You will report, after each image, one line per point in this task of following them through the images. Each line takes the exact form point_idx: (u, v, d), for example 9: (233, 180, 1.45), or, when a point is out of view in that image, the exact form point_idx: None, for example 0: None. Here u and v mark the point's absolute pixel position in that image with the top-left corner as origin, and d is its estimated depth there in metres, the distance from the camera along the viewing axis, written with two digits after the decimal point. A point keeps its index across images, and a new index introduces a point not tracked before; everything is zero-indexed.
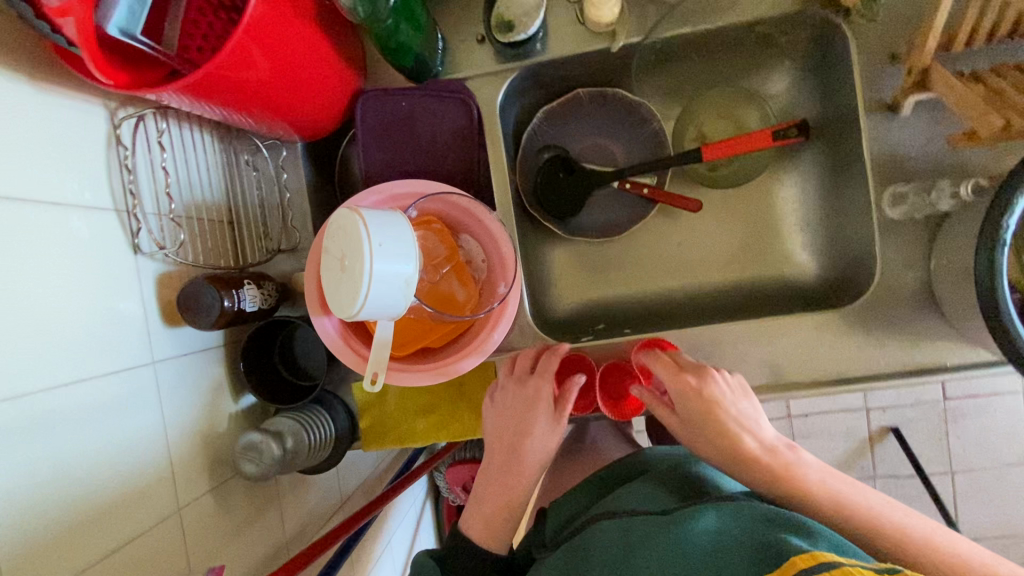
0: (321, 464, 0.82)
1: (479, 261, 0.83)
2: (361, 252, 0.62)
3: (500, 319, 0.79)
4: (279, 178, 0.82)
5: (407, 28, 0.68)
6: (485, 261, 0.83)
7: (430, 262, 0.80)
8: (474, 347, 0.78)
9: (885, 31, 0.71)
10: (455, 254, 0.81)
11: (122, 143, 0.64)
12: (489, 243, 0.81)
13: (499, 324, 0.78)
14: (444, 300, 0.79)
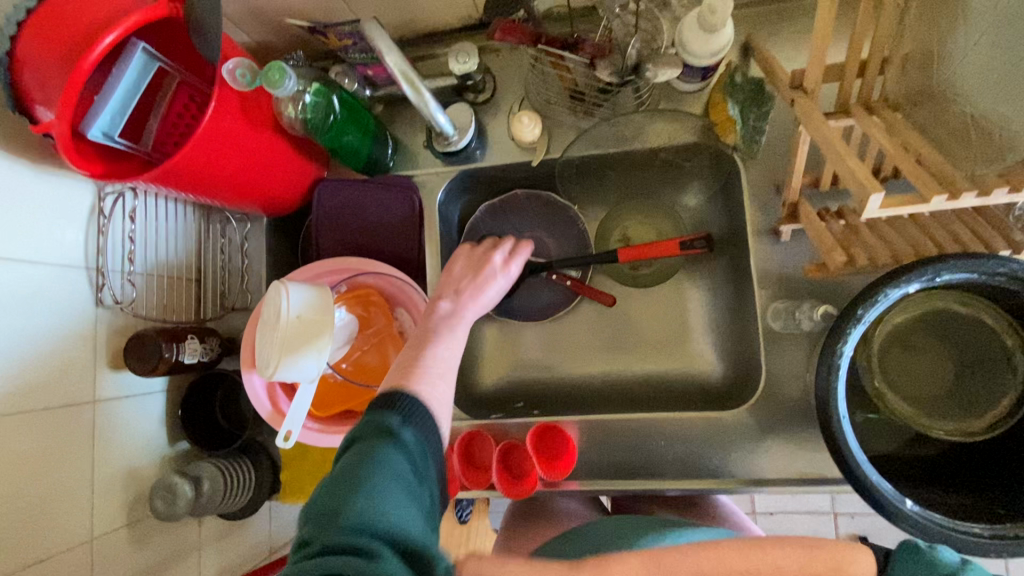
0: (241, 511, 0.88)
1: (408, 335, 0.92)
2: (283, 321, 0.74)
3: None
4: (242, 246, 0.92)
5: (353, 137, 0.81)
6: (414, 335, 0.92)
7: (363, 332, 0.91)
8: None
9: (770, 166, 0.81)
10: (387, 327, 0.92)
11: (102, 214, 0.76)
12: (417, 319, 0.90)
13: None
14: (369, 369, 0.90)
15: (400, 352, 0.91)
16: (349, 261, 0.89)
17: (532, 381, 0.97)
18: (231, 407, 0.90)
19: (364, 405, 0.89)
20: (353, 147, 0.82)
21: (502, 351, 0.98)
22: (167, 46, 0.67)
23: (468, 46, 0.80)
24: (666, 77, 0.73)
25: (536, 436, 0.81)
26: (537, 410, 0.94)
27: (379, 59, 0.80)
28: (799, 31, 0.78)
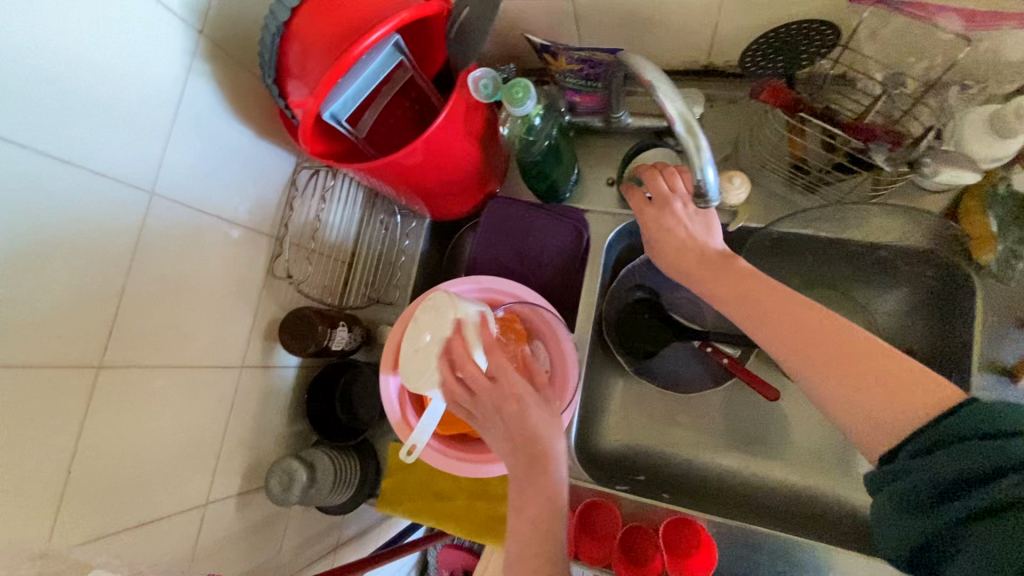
0: (337, 507, 0.84)
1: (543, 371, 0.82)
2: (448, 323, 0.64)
3: None
4: (401, 242, 0.90)
5: (550, 163, 0.77)
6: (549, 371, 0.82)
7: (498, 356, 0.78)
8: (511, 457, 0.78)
9: (1013, 297, 0.70)
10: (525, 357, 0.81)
11: (294, 186, 0.78)
12: (560, 361, 0.81)
13: None
14: None
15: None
16: (504, 282, 0.83)
17: (658, 456, 0.87)
18: (351, 397, 0.86)
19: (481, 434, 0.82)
20: (547, 173, 0.78)
21: (631, 415, 0.90)
22: (409, 41, 0.66)
23: (694, 93, 0.75)
24: (946, 178, 0.63)
25: (668, 525, 0.73)
26: (663, 493, 0.83)
27: (596, 88, 0.76)
28: None
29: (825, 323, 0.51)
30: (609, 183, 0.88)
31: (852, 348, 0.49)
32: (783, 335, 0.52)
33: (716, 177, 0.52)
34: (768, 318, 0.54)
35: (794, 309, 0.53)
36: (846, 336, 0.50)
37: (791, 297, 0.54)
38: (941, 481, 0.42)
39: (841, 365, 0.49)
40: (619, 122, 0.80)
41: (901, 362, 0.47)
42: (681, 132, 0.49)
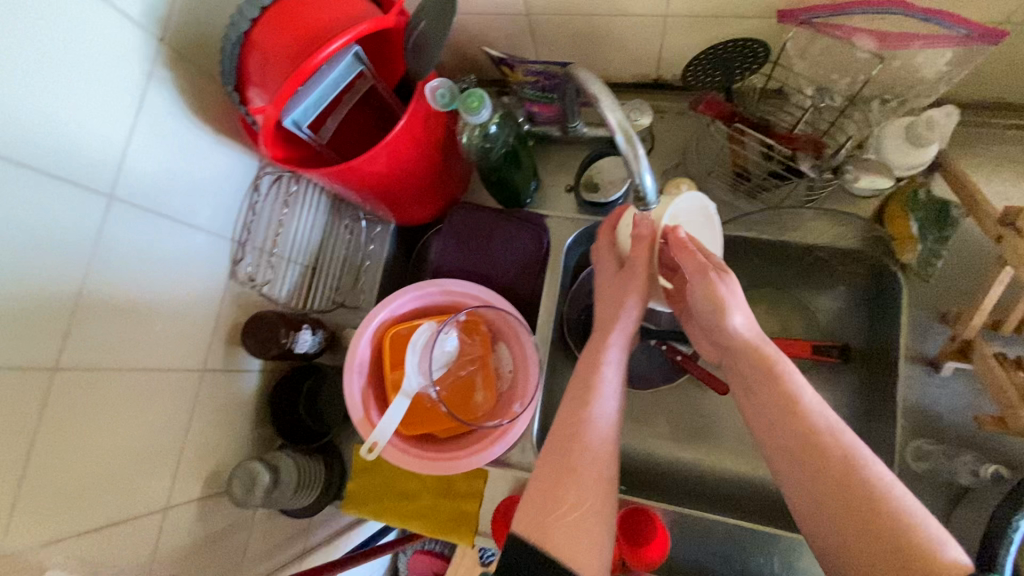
0: (301, 509, 0.85)
1: (506, 371, 0.87)
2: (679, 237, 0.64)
3: (503, 435, 0.80)
4: (366, 247, 0.94)
5: (510, 168, 0.80)
6: (512, 371, 0.86)
7: (462, 357, 0.86)
8: (474, 455, 0.79)
9: (934, 293, 0.76)
10: (487, 358, 0.86)
11: (258, 191, 0.79)
12: (521, 361, 0.85)
13: (501, 438, 0.79)
14: (462, 397, 0.85)
15: (492, 387, 0.86)
16: (464, 284, 0.85)
17: (617, 450, 0.91)
18: (316, 404, 0.87)
19: (447, 433, 0.84)
20: (506, 178, 0.81)
21: None
22: (369, 52, 0.69)
23: (641, 104, 0.78)
24: (864, 184, 0.68)
25: (624, 517, 0.75)
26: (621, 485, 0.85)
27: (551, 99, 0.80)
28: (993, 164, 0.75)
29: (826, 439, 0.49)
30: (569, 189, 0.92)
31: (860, 506, 0.45)
32: (803, 488, 0.49)
33: (653, 181, 0.56)
34: (778, 449, 0.51)
35: (817, 450, 0.49)
36: (857, 495, 0.45)
37: (801, 425, 0.50)
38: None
39: (822, 493, 0.47)
40: (575, 132, 0.84)
41: (904, 533, 0.43)
42: (622, 143, 0.53)
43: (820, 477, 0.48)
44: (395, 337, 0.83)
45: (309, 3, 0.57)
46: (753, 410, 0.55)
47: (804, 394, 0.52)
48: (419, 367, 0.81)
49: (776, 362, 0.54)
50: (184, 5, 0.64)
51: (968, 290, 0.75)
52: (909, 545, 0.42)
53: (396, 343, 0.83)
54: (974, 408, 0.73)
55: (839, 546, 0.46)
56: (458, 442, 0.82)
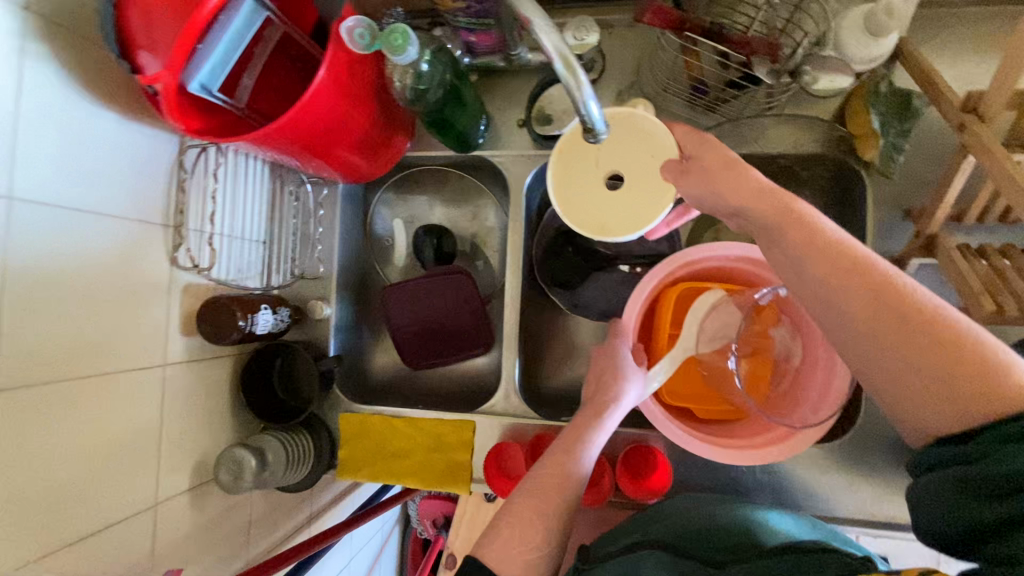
0: (296, 485, 0.86)
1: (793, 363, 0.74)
2: (613, 151, 0.67)
3: (791, 439, 0.69)
4: (316, 213, 0.89)
5: (453, 109, 0.74)
6: (799, 366, 0.74)
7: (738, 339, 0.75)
8: (763, 447, 0.71)
9: (900, 189, 0.75)
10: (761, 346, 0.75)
11: (183, 167, 0.73)
12: (809, 348, 0.72)
13: (791, 438, 0.69)
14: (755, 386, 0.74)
15: (766, 382, 0.74)
16: (731, 249, 0.76)
17: None
18: (291, 379, 0.86)
19: (707, 416, 0.78)
20: (451, 121, 0.75)
21: (573, 350, 0.92)
22: None
23: (588, 20, 0.73)
24: (825, 85, 0.65)
25: (629, 452, 0.78)
26: None
27: (489, 25, 0.73)
28: (960, 44, 0.71)
29: (870, 271, 0.45)
30: (521, 124, 0.85)
31: (956, 376, 0.41)
32: (861, 322, 0.45)
33: (599, 109, 0.53)
34: (817, 290, 0.48)
35: (856, 286, 0.45)
36: (920, 329, 0.43)
37: (839, 261, 0.47)
38: (984, 479, 0.39)
39: (878, 318, 0.44)
40: (519, 59, 0.79)
41: (962, 352, 0.41)
42: (560, 70, 0.48)
43: (852, 297, 0.45)
44: (695, 284, 0.78)
45: None
46: (784, 258, 0.51)
47: (829, 228, 0.49)
48: (704, 334, 0.75)
49: (796, 205, 0.51)
50: None
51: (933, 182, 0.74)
52: (972, 362, 0.41)
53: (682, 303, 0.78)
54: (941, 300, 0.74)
55: (897, 375, 0.44)
56: (735, 448, 0.72)
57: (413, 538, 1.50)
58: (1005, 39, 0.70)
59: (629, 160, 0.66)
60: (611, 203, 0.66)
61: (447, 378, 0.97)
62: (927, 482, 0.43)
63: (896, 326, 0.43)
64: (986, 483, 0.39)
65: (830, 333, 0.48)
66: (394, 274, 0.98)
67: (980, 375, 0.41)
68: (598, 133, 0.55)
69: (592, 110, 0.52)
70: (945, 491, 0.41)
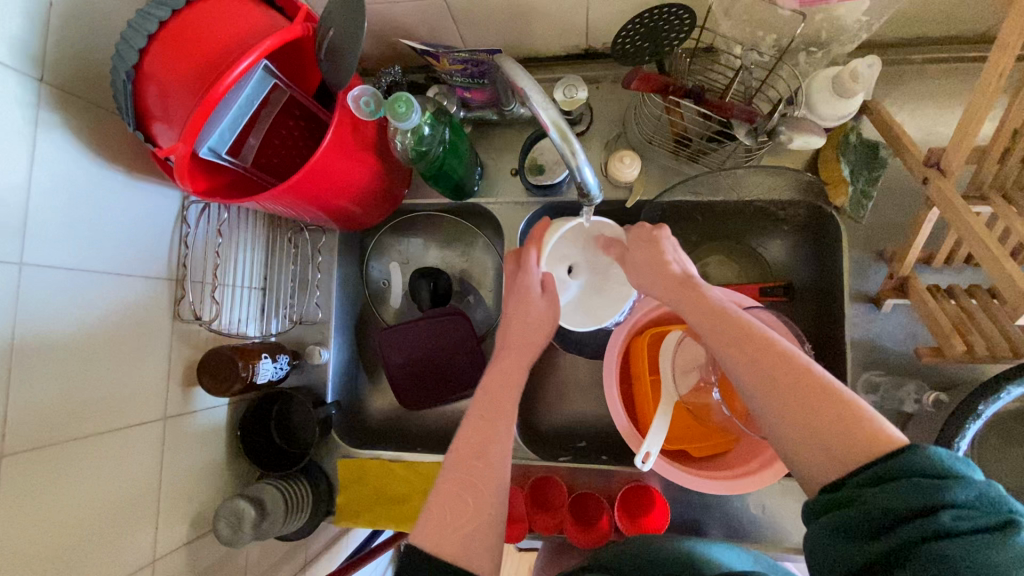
0: (294, 534, 0.85)
1: None
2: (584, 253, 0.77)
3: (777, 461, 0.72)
4: (314, 259, 0.91)
5: (450, 163, 0.77)
6: None
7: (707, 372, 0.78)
8: (756, 472, 0.73)
9: (872, 232, 0.79)
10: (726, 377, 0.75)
11: (187, 222, 0.74)
12: None
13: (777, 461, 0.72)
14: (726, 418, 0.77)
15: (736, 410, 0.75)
16: None
17: (594, 422, 0.93)
18: (288, 425, 0.86)
19: (701, 453, 0.81)
20: (448, 174, 0.78)
21: (569, 388, 0.94)
22: (282, 63, 0.65)
23: (576, 78, 0.77)
24: (800, 143, 0.70)
25: (625, 492, 0.80)
26: (602, 455, 0.90)
27: (483, 84, 0.77)
28: (919, 101, 0.77)
29: (768, 348, 0.48)
30: (514, 172, 0.89)
31: (829, 423, 0.43)
32: (756, 393, 0.47)
33: (593, 175, 0.57)
34: (716, 354, 0.51)
35: (745, 342, 0.49)
36: (796, 380, 0.45)
37: (727, 324, 0.51)
38: (859, 521, 0.38)
39: (760, 371, 0.47)
40: (512, 113, 0.83)
41: (829, 404, 0.43)
42: (557, 140, 0.52)
43: (738, 353, 0.49)
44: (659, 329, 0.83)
45: (202, 22, 0.53)
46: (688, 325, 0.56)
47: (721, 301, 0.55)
48: (676, 371, 0.78)
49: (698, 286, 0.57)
50: (58, 32, 0.57)
51: (902, 226, 0.79)
52: (858, 435, 0.41)
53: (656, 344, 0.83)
54: (915, 336, 0.77)
55: (777, 422, 0.45)
56: (729, 477, 0.75)
57: None
58: (960, 98, 0.76)
59: (583, 252, 0.77)
60: (582, 294, 0.78)
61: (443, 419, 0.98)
62: (813, 528, 0.41)
63: (769, 379, 0.46)
64: (866, 522, 0.38)
65: (743, 402, 0.50)
66: (390, 316, 1.00)
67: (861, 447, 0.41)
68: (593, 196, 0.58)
69: (586, 174, 0.56)
70: (826, 536, 0.40)
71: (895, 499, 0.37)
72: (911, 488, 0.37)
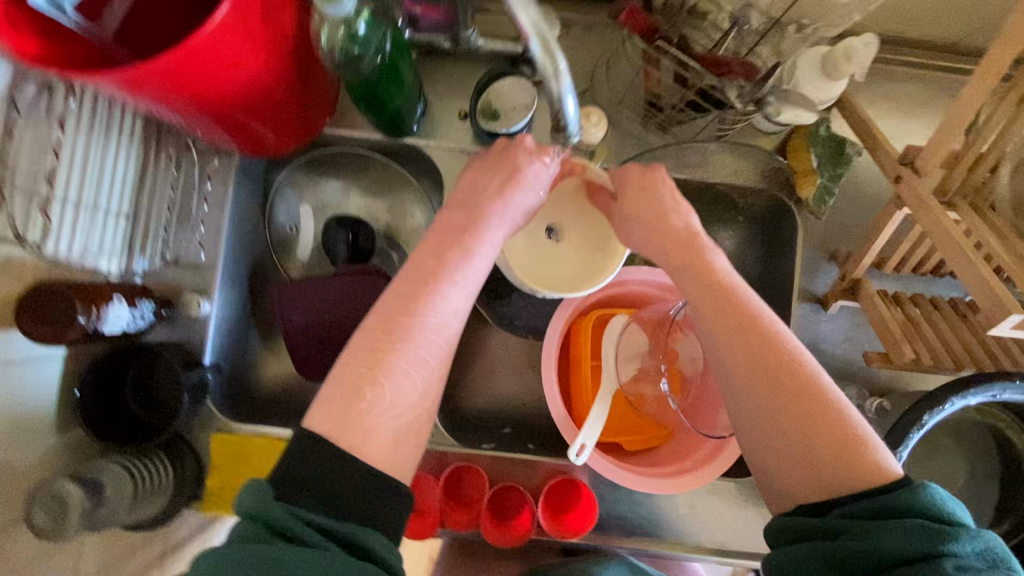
0: (144, 524, 0.68)
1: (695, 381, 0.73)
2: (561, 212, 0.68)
3: (716, 458, 0.68)
4: (201, 187, 0.74)
5: (388, 86, 0.63)
6: None
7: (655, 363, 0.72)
8: (695, 471, 0.68)
9: (826, 231, 0.77)
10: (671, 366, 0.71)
11: (15, 105, 0.54)
12: None
13: (716, 459, 0.68)
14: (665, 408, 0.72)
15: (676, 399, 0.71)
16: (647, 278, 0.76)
17: (522, 407, 0.84)
18: (147, 387, 0.68)
19: (634, 447, 0.75)
20: (387, 99, 0.65)
21: (498, 369, 0.84)
22: None
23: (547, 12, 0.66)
24: (786, 116, 0.65)
25: (550, 486, 0.72)
26: (528, 443, 0.81)
27: None
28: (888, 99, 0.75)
29: (780, 351, 0.45)
30: (462, 116, 0.77)
31: (824, 442, 0.42)
32: (754, 395, 0.45)
33: (575, 107, 0.46)
34: (716, 339, 0.48)
35: (750, 333, 0.47)
36: (801, 393, 0.44)
37: (733, 310, 0.48)
38: (849, 557, 0.38)
39: (763, 369, 0.45)
40: (468, 42, 0.71)
41: (832, 424, 0.42)
42: (539, 53, 0.41)
43: (741, 346, 0.46)
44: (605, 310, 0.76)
45: None
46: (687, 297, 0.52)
47: (730, 279, 0.51)
48: (619, 355, 0.72)
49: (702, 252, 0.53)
50: None
51: (855, 227, 0.77)
52: (843, 452, 0.42)
53: (601, 327, 0.75)
54: (856, 340, 0.76)
55: (767, 424, 0.45)
56: (665, 474, 0.69)
57: None
58: (925, 101, 0.74)
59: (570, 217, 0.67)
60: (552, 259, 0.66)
61: None
62: (792, 550, 0.41)
63: (771, 381, 0.44)
64: (860, 560, 0.38)
65: (726, 391, 0.48)
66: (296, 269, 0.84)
67: (844, 465, 0.41)
68: (569, 134, 0.47)
69: (569, 104, 0.44)
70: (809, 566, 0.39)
71: (894, 541, 0.37)
72: (921, 535, 0.37)
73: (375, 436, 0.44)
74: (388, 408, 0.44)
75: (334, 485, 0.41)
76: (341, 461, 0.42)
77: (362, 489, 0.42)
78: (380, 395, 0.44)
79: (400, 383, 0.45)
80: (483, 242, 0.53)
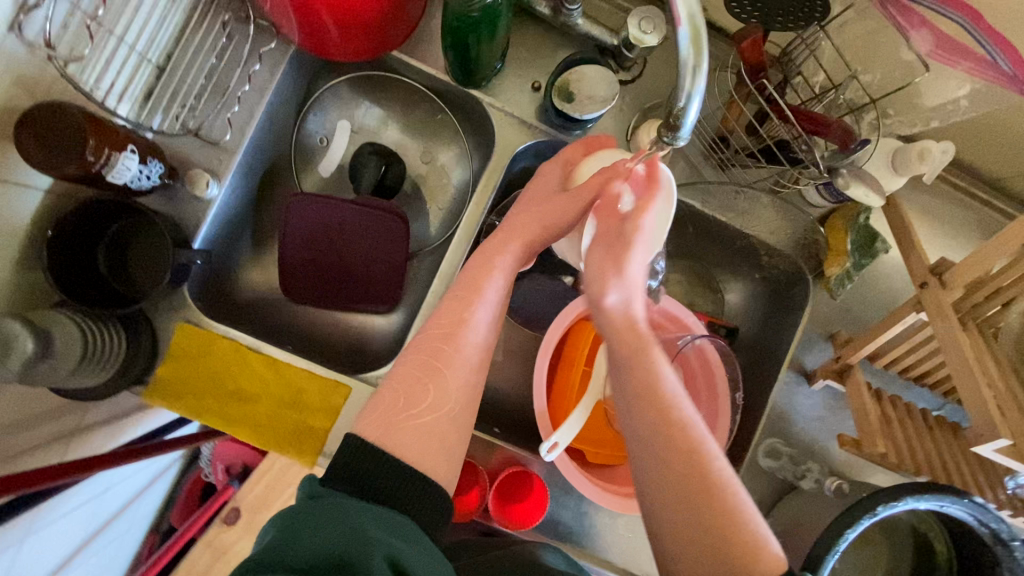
0: (74, 391, 0.62)
1: None
2: None
3: None
4: (249, 65, 0.68)
5: (480, 31, 0.62)
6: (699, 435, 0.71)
7: None
8: (647, 497, 0.68)
9: (832, 312, 0.80)
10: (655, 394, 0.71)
11: None
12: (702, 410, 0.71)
13: None
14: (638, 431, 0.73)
15: None
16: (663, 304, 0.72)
17: (496, 390, 0.82)
18: (125, 246, 0.64)
19: (596, 460, 0.75)
20: (471, 41, 0.63)
21: None
22: None
23: (656, 14, 0.65)
24: (857, 194, 0.65)
25: (507, 474, 0.71)
26: (494, 426, 0.80)
27: None
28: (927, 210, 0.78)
29: (682, 435, 0.43)
30: (535, 87, 0.74)
31: (719, 541, 0.40)
32: (656, 482, 0.43)
33: (694, 113, 0.44)
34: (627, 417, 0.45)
35: (655, 413, 0.43)
36: (698, 485, 0.41)
37: (644, 383, 0.44)
38: None
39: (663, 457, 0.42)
40: (568, 17, 0.68)
41: (726, 521, 0.41)
42: (684, 41, 0.39)
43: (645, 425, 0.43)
44: None
45: None
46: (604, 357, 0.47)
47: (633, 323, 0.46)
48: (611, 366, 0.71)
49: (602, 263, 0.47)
50: None
51: (858, 317, 0.80)
52: (737, 546, 0.40)
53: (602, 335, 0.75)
54: (827, 420, 0.79)
55: (668, 516, 0.42)
56: (618, 491, 0.69)
57: (194, 482, 1.21)
58: (958, 222, 0.77)
59: None
60: None
61: (331, 325, 0.81)
62: None
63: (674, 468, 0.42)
64: None
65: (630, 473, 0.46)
66: (312, 182, 0.81)
67: (738, 559, 0.40)
68: (679, 137, 0.45)
69: (692, 105, 0.42)
70: None
71: None
72: None
73: (413, 439, 0.46)
74: (425, 414, 0.48)
75: (382, 481, 0.44)
76: (381, 456, 0.44)
77: (407, 484, 0.44)
78: (423, 398, 0.48)
79: (445, 396, 0.49)
80: (502, 256, 0.56)
